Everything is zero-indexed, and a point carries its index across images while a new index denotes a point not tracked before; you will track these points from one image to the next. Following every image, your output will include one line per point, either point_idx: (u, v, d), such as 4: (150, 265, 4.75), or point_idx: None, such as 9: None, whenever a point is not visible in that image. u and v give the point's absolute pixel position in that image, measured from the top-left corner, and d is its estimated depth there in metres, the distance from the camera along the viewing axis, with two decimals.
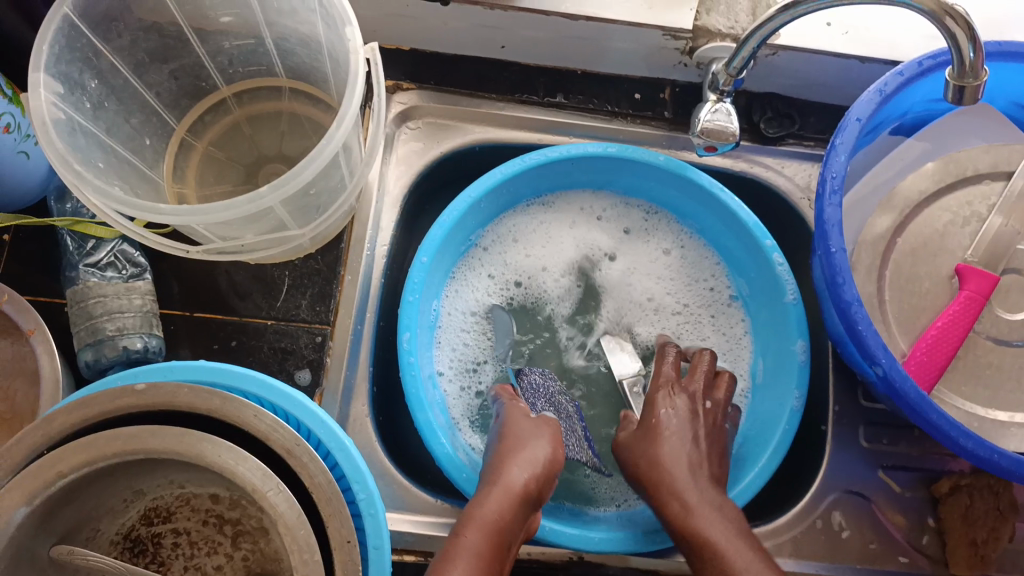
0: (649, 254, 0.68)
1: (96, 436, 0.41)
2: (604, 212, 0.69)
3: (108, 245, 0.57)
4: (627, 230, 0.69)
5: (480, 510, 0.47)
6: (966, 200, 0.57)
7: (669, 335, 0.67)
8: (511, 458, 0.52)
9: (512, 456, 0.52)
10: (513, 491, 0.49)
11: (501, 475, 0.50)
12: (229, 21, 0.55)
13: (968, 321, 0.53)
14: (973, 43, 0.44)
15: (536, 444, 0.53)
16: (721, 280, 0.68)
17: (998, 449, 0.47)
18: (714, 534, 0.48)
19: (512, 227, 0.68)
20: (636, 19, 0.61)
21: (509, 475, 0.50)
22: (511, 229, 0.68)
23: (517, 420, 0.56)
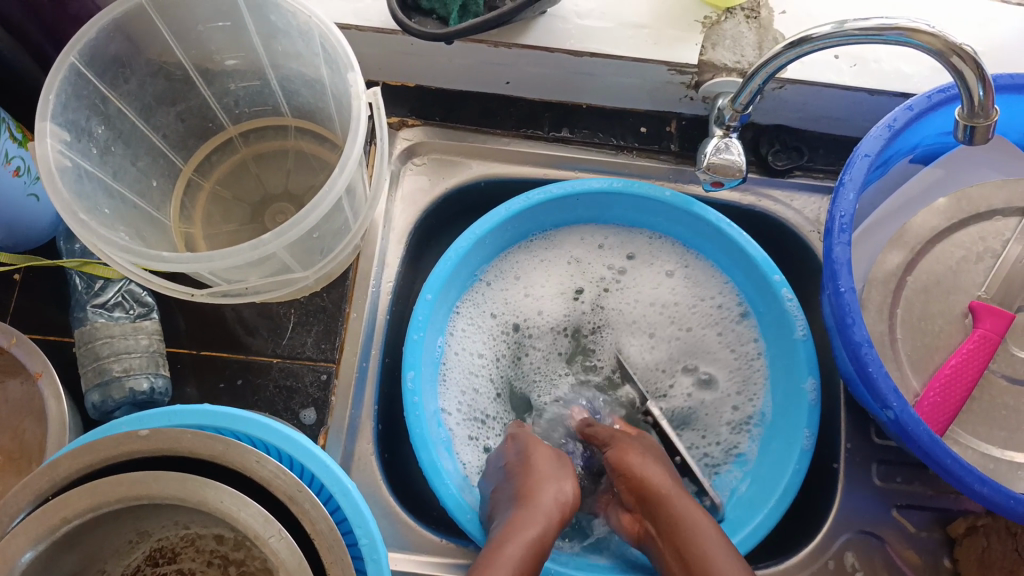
0: (654, 277, 0.68)
1: (100, 482, 0.41)
2: (605, 238, 0.68)
3: (116, 284, 0.57)
4: (630, 255, 0.68)
5: (518, 525, 0.50)
6: (979, 236, 0.56)
7: (671, 359, 0.66)
8: (540, 478, 0.54)
9: (538, 474, 0.55)
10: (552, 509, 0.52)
11: (534, 495, 0.53)
12: (235, 64, 0.56)
13: (981, 361, 0.51)
14: (982, 80, 0.43)
15: (558, 464, 0.56)
16: (728, 300, 0.66)
17: (1015, 495, 0.46)
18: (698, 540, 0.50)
19: (517, 256, 0.68)
20: (639, 55, 0.62)
21: (541, 495, 0.53)
22: (516, 258, 0.68)
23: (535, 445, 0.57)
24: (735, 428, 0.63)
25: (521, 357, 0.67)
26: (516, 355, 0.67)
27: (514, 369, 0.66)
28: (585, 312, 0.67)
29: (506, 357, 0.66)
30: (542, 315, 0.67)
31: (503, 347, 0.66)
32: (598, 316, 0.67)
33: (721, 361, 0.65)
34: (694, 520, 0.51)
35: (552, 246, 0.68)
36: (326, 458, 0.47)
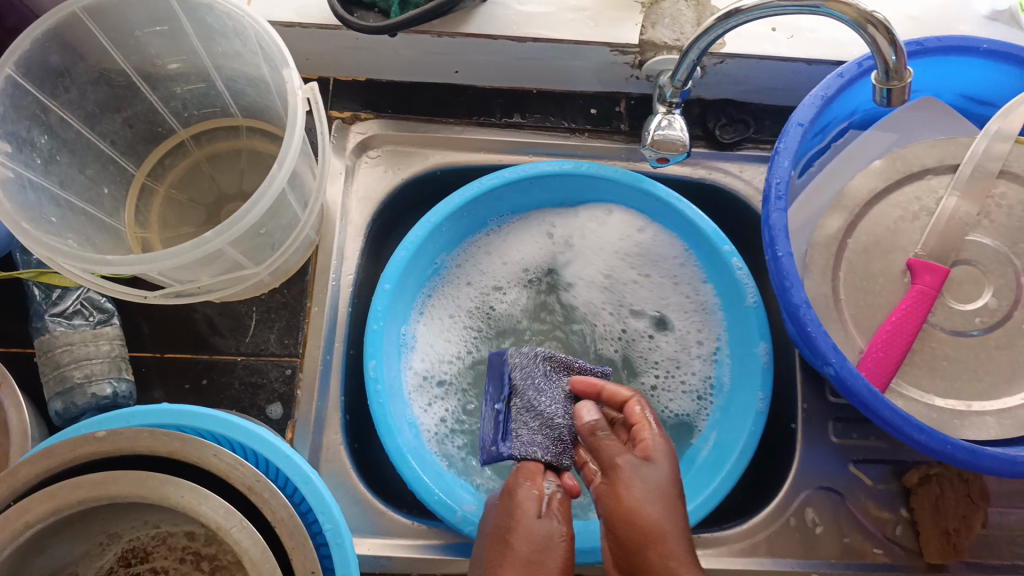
0: (615, 246, 0.68)
1: (59, 485, 0.42)
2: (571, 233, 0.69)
3: (74, 292, 0.58)
4: (595, 227, 0.68)
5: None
6: (914, 195, 0.57)
7: (630, 320, 0.68)
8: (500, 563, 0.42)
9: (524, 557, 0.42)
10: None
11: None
12: (177, 67, 0.56)
13: (920, 315, 0.53)
14: (893, 46, 0.44)
15: (553, 528, 0.44)
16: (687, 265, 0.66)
17: (951, 441, 0.48)
18: None
19: (479, 241, 0.69)
20: (581, 37, 0.63)
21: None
22: (478, 242, 0.69)
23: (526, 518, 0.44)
24: (690, 382, 0.66)
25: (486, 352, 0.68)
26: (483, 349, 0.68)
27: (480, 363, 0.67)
28: (546, 284, 0.70)
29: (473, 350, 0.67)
30: (506, 309, 0.69)
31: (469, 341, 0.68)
32: (560, 288, 0.70)
33: (672, 316, 0.67)
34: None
35: (515, 242, 0.69)
36: (287, 449, 0.48)
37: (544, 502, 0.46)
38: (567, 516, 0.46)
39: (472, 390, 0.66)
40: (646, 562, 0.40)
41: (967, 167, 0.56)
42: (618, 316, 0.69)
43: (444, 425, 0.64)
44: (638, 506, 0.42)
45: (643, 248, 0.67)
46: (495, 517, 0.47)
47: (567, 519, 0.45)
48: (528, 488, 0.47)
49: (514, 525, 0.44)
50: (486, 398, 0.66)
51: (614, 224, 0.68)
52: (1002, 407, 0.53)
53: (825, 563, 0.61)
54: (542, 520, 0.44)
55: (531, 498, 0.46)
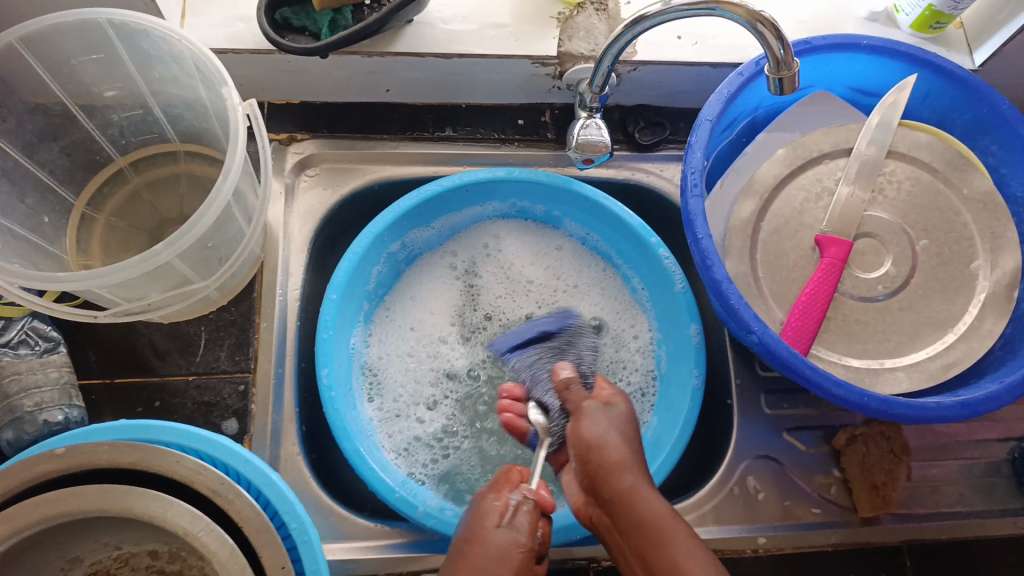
0: (544, 257, 0.73)
1: (18, 505, 0.42)
2: (506, 247, 0.73)
3: (18, 323, 0.58)
4: (522, 243, 0.74)
5: None
6: (816, 177, 0.63)
7: (570, 323, 0.71)
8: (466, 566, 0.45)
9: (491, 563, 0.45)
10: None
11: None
12: (114, 95, 0.58)
13: (831, 285, 0.58)
14: (781, 41, 0.49)
15: (514, 538, 0.47)
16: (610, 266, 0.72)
17: (867, 392, 0.52)
18: (664, 549, 0.44)
19: (422, 271, 0.72)
20: (505, 51, 0.67)
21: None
22: (421, 272, 0.72)
23: (489, 526, 0.47)
24: (634, 376, 0.69)
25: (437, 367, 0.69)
26: (433, 364, 0.68)
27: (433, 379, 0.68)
28: (490, 297, 0.72)
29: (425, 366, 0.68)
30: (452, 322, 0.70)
31: (419, 359, 0.69)
32: (502, 300, 0.72)
33: (607, 317, 0.71)
34: (644, 500, 0.46)
35: (452, 257, 0.73)
36: (246, 453, 0.49)
37: (507, 510, 0.49)
38: (531, 523, 0.48)
39: (425, 406, 0.67)
40: (608, 482, 0.48)
41: (853, 164, 0.62)
42: (559, 322, 0.71)
43: (399, 441, 0.66)
44: (595, 441, 0.49)
45: (566, 253, 0.73)
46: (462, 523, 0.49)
47: (530, 522, 0.48)
48: (490, 501, 0.50)
49: (476, 535, 0.47)
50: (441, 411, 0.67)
51: (539, 240, 0.74)
52: (911, 362, 0.58)
53: (768, 526, 0.65)
54: (503, 529, 0.47)
55: (495, 510, 0.49)
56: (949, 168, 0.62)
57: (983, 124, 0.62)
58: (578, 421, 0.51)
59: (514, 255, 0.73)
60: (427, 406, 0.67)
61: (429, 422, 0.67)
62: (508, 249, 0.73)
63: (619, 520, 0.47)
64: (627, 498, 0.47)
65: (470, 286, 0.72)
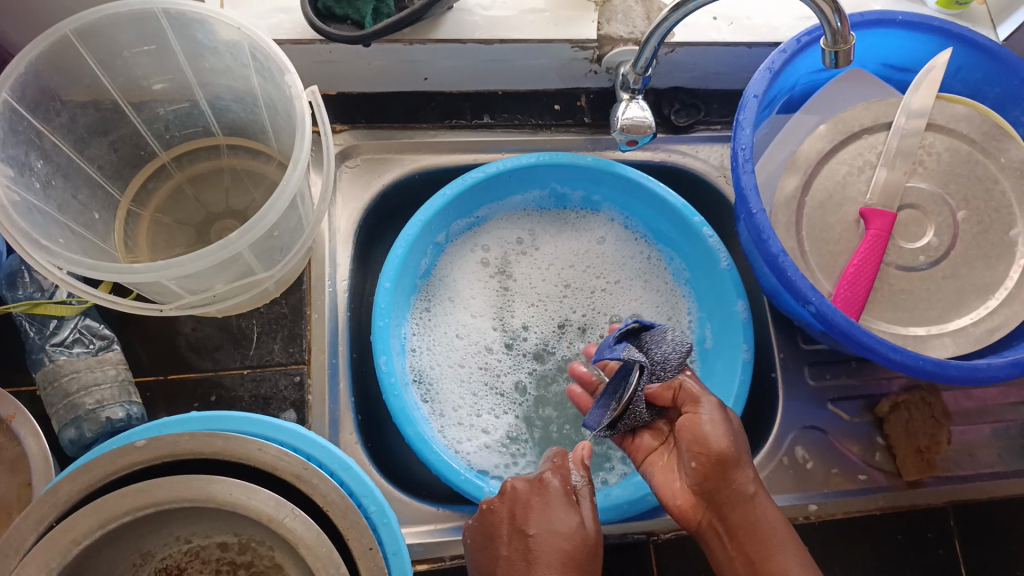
0: (582, 244, 0.74)
1: (104, 498, 0.42)
2: (543, 236, 0.74)
3: (70, 321, 0.57)
4: (560, 232, 0.74)
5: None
6: (858, 152, 0.64)
7: (610, 309, 0.72)
8: (539, 546, 0.46)
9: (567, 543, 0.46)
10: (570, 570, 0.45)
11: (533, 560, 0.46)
12: (162, 88, 0.57)
13: (876, 257, 0.60)
14: (838, 14, 0.50)
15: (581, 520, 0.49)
16: (649, 250, 0.73)
17: (921, 356, 0.54)
18: (776, 562, 0.48)
19: (456, 261, 0.72)
20: (544, 36, 0.67)
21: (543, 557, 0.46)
22: (455, 262, 0.72)
23: (555, 507, 0.49)
24: None
25: (486, 358, 0.69)
26: (483, 355, 0.69)
27: (485, 369, 0.69)
28: (532, 285, 0.72)
29: (476, 357, 0.69)
30: (496, 317, 0.70)
31: (468, 350, 0.69)
32: (543, 288, 0.72)
33: (646, 301, 0.72)
34: (762, 510, 0.50)
35: (486, 251, 0.73)
36: (324, 440, 0.49)
37: (568, 490, 0.51)
38: (591, 504, 0.50)
39: (474, 395, 0.68)
40: (730, 487, 0.50)
41: (892, 142, 0.63)
42: (600, 308, 0.72)
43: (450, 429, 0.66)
44: (723, 440, 0.50)
45: (605, 238, 0.74)
46: (511, 498, 0.50)
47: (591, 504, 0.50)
48: (547, 481, 0.51)
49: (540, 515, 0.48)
50: (488, 399, 0.68)
51: (577, 228, 0.74)
52: (956, 328, 0.60)
53: (818, 494, 0.66)
54: (564, 506, 0.49)
55: (558, 491, 0.50)
56: (985, 139, 0.63)
57: (1014, 95, 0.64)
58: (696, 419, 0.51)
59: (551, 243, 0.74)
60: (481, 396, 0.68)
61: (486, 410, 0.67)
62: (544, 237, 0.74)
63: (733, 525, 0.50)
64: (747, 504, 0.50)
65: (510, 276, 0.72)
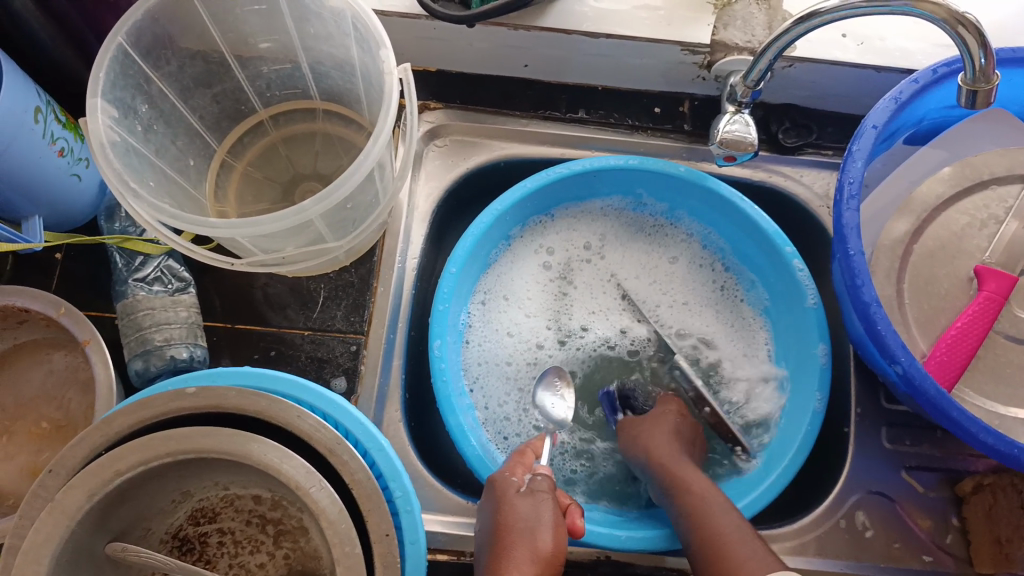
0: (658, 251, 0.71)
1: (152, 436, 0.44)
2: (620, 237, 0.71)
3: (155, 260, 0.60)
4: (637, 235, 0.71)
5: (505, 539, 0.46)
6: (983, 203, 0.58)
7: (679, 321, 0.69)
8: (510, 522, 0.47)
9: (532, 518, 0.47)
10: (539, 560, 0.44)
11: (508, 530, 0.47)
12: (267, 47, 0.58)
13: (988, 320, 0.54)
14: (984, 49, 0.45)
15: (538, 502, 0.49)
16: (728, 268, 0.69)
17: (1017, 444, 0.48)
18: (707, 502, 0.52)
19: (528, 249, 0.70)
20: (653, 35, 0.64)
21: (520, 523, 0.47)
22: (526, 250, 0.70)
23: (512, 496, 0.50)
24: (745, 385, 0.66)
25: (544, 360, 0.67)
26: (539, 349, 0.67)
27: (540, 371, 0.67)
28: (600, 286, 0.70)
29: (533, 356, 0.67)
30: (558, 314, 0.69)
31: (527, 350, 0.67)
32: (611, 290, 0.70)
33: (719, 320, 0.68)
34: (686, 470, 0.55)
35: (559, 244, 0.70)
36: (339, 399, 0.50)
37: (525, 487, 0.51)
38: (550, 494, 0.50)
39: (524, 391, 0.66)
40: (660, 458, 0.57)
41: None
42: (668, 319, 0.69)
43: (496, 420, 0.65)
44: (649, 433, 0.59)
45: (686, 247, 0.71)
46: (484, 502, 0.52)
47: (548, 496, 0.50)
48: (507, 477, 0.52)
49: (506, 509, 0.49)
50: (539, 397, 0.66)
51: (656, 232, 0.71)
52: None
53: (873, 566, 0.61)
54: (526, 498, 0.49)
55: (513, 485, 0.51)
56: None
57: None
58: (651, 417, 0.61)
59: (627, 246, 0.71)
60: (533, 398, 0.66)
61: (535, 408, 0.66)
62: (621, 239, 0.71)
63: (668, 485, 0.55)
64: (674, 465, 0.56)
65: (578, 273, 0.70)
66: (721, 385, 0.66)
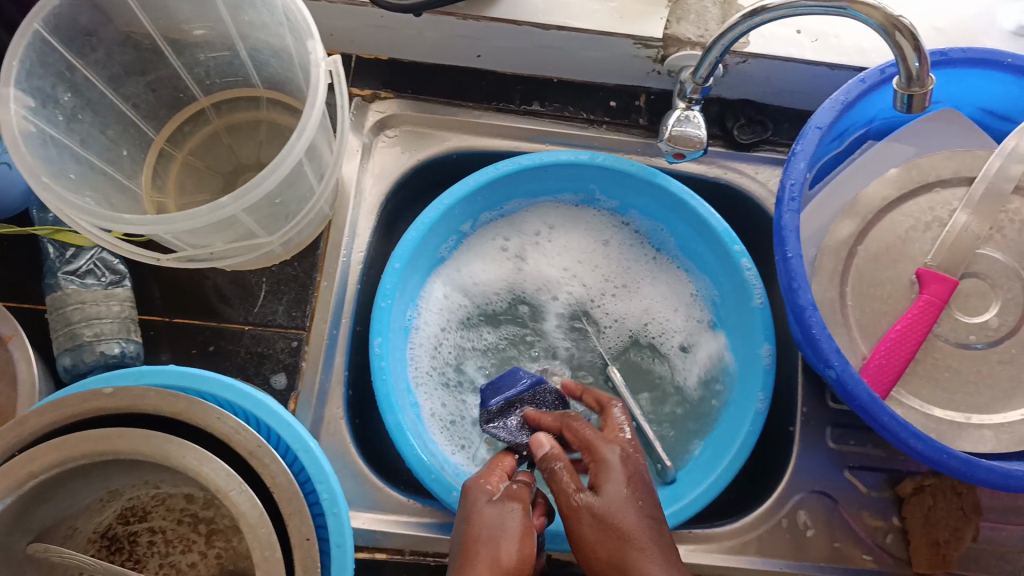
0: (605, 247, 0.70)
1: (66, 437, 0.43)
2: (568, 233, 0.70)
3: (88, 252, 0.58)
4: (586, 230, 0.70)
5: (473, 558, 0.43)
6: (928, 205, 0.58)
7: (627, 318, 0.68)
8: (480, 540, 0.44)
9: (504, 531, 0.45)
10: (498, 571, 0.42)
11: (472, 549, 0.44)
12: (202, 34, 0.56)
13: (926, 325, 0.54)
14: (917, 52, 0.45)
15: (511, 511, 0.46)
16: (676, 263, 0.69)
17: (947, 449, 0.48)
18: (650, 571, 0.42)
19: (476, 247, 0.69)
20: (605, 29, 0.62)
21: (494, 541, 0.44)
22: (474, 248, 0.69)
23: (482, 508, 0.47)
24: (692, 382, 0.66)
25: (495, 360, 0.67)
26: (484, 346, 0.67)
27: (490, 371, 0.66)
28: (547, 282, 0.69)
29: (483, 357, 0.67)
30: (504, 311, 0.68)
31: (477, 350, 0.67)
32: (558, 285, 0.69)
33: (667, 316, 0.68)
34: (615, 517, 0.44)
35: (507, 242, 0.69)
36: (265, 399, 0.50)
37: (498, 494, 0.49)
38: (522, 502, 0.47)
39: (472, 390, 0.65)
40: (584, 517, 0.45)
41: (978, 188, 0.56)
42: (615, 315, 0.68)
43: (444, 419, 0.63)
44: (593, 536, 0.44)
45: (633, 243, 0.70)
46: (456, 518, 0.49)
47: (519, 505, 0.47)
48: (481, 485, 0.49)
49: (472, 514, 0.47)
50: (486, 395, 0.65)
51: (605, 228, 0.70)
52: (1004, 421, 0.54)
53: (813, 566, 0.61)
54: (494, 505, 0.47)
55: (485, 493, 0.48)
56: None
57: None
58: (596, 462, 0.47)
59: (574, 241, 0.70)
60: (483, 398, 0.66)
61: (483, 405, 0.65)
62: (568, 234, 0.70)
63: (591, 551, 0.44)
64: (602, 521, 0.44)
65: (525, 270, 0.69)
66: (669, 381, 0.66)
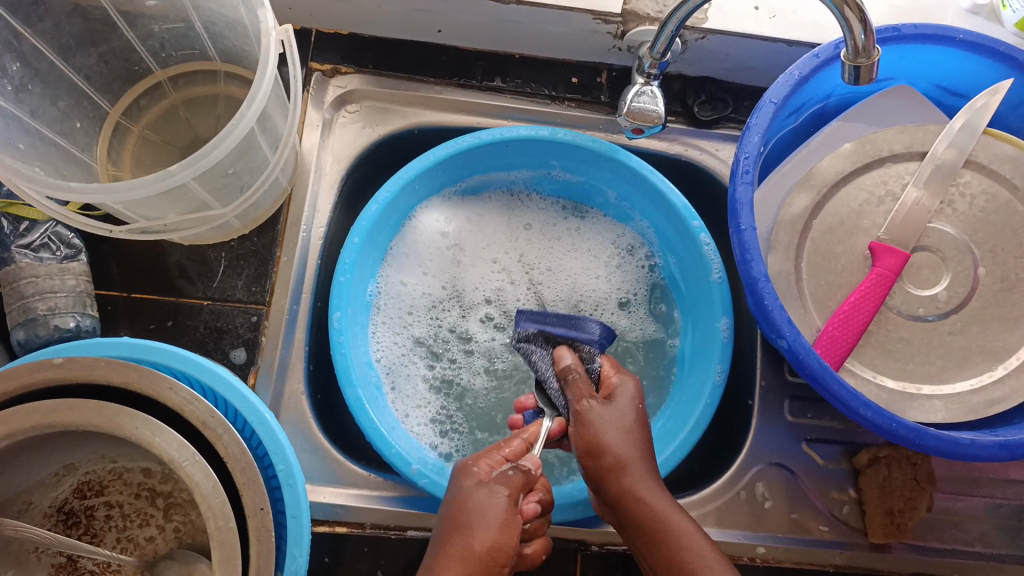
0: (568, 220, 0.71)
1: (16, 408, 0.42)
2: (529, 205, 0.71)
3: (41, 226, 0.57)
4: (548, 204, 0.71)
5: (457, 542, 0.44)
6: (881, 179, 0.58)
7: (589, 288, 0.69)
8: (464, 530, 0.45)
9: (484, 519, 0.45)
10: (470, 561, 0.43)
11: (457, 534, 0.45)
12: (155, 5, 0.56)
13: (879, 296, 0.54)
14: (864, 25, 0.45)
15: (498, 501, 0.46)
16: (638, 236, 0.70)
17: (896, 418, 0.49)
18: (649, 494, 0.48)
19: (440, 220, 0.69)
20: (565, 3, 0.62)
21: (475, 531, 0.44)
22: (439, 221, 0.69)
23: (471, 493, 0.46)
24: (650, 350, 0.68)
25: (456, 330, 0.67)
26: (448, 318, 0.67)
27: (453, 354, 0.66)
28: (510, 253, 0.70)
29: (445, 327, 0.67)
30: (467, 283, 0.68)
31: (438, 320, 0.67)
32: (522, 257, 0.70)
33: (627, 287, 0.69)
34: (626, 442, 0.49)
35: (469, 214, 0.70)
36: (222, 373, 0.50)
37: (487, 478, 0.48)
38: (511, 491, 0.47)
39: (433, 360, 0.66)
40: (601, 435, 0.49)
41: (926, 166, 0.57)
42: (577, 286, 0.69)
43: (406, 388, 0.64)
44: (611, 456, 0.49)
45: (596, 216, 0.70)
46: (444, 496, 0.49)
47: (508, 492, 0.47)
48: (470, 470, 0.48)
49: (462, 498, 0.47)
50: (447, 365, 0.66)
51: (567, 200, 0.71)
52: (952, 391, 0.55)
53: (770, 536, 0.62)
54: (484, 489, 0.46)
55: (474, 477, 0.48)
56: None
57: None
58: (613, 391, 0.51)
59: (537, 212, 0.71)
60: (451, 383, 0.66)
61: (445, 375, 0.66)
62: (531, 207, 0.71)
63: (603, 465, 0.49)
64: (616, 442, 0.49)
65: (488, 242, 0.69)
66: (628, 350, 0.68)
